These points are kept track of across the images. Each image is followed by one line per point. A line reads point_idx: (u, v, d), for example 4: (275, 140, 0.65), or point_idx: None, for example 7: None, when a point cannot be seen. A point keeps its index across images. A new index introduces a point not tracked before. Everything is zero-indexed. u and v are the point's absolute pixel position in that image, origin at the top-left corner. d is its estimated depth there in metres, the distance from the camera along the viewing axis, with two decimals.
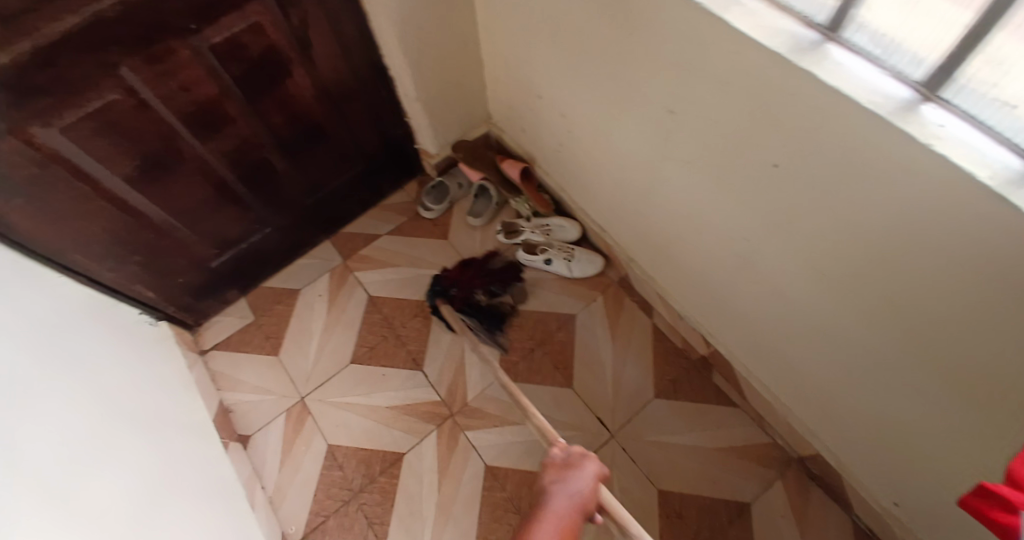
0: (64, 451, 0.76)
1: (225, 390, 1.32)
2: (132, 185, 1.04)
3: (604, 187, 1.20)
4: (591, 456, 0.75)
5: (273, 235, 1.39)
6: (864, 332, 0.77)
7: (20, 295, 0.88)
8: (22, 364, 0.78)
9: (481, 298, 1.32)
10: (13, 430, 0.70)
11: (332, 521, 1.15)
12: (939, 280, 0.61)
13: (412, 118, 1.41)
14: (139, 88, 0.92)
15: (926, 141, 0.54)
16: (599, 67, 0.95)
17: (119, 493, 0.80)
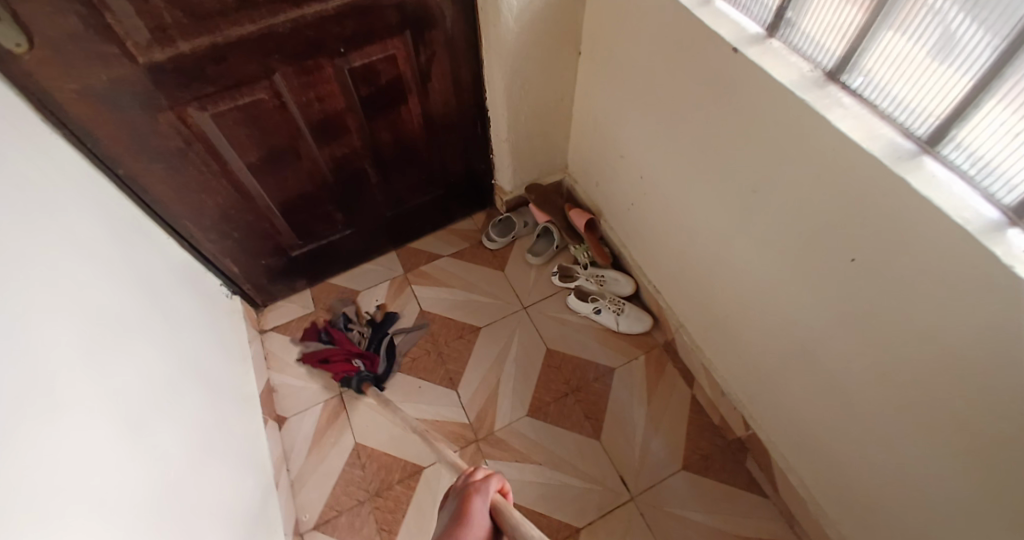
0: (146, 390, 0.85)
1: (274, 370, 1.41)
2: (252, 172, 1.15)
3: (669, 252, 1.22)
4: (478, 489, 0.67)
5: (351, 237, 1.49)
6: (918, 445, 0.73)
7: (136, 252, 1.00)
8: (124, 305, 0.89)
9: (361, 334, 1.45)
10: (111, 362, 0.79)
11: (344, 518, 1.19)
12: (1009, 406, 0.59)
13: (497, 156, 1.50)
14: (283, 91, 1.04)
15: (1009, 262, 0.53)
16: (690, 140, 0.97)
17: (180, 440, 0.88)
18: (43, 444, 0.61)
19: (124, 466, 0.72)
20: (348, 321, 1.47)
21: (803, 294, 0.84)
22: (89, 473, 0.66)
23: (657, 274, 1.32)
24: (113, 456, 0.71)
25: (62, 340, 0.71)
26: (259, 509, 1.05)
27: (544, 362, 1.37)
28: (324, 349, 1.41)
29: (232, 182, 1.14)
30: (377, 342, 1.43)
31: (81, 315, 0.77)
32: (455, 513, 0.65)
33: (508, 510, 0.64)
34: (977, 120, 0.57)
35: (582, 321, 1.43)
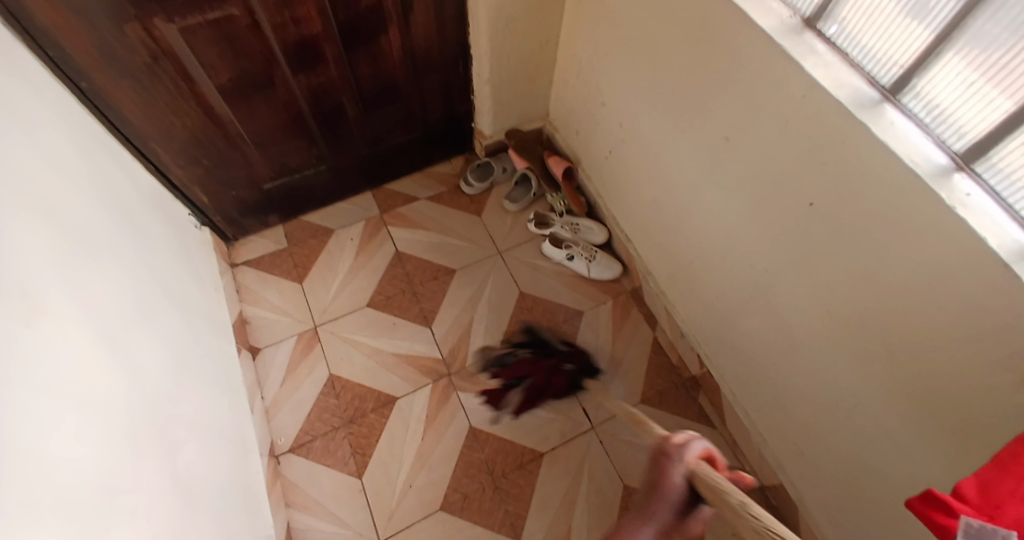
0: (120, 302, 0.86)
1: (246, 303, 1.42)
2: (223, 95, 1.13)
3: (642, 200, 1.25)
4: (676, 454, 0.56)
5: (326, 173, 1.47)
6: (854, 373, 0.80)
7: (104, 165, 0.99)
8: (94, 219, 0.88)
9: (523, 351, 1.32)
10: (83, 272, 0.79)
11: (318, 443, 1.23)
12: (934, 336, 0.65)
13: (479, 99, 1.48)
14: (258, 10, 1.00)
15: (951, 204, 0.57)
16: (669, 87, 0.99)
17: (156, 354, 0.90)
18: (23, 338, 0.62)
19: (99, 370, 0.74)
20: (509, 354, 1.32)
21: (764, 240, 0.89)
22: (70, 374, 0.68)
23: (630, 222, 1.35)
24: (89, 359, 0.73)
25: (38, 246, 0.71)
26: (234, 430, 1.08)
27: (517, 304, 1.41)
28: (529, 386, 1.26)
29: (202, 106, 1.12)
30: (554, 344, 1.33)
31: (52, 223, 0.77)
32: (653, 484, 0.56)
33: (705, 472, 0.53)
34: (937, 70, 0.60)
35: (555, 266, 1.47)
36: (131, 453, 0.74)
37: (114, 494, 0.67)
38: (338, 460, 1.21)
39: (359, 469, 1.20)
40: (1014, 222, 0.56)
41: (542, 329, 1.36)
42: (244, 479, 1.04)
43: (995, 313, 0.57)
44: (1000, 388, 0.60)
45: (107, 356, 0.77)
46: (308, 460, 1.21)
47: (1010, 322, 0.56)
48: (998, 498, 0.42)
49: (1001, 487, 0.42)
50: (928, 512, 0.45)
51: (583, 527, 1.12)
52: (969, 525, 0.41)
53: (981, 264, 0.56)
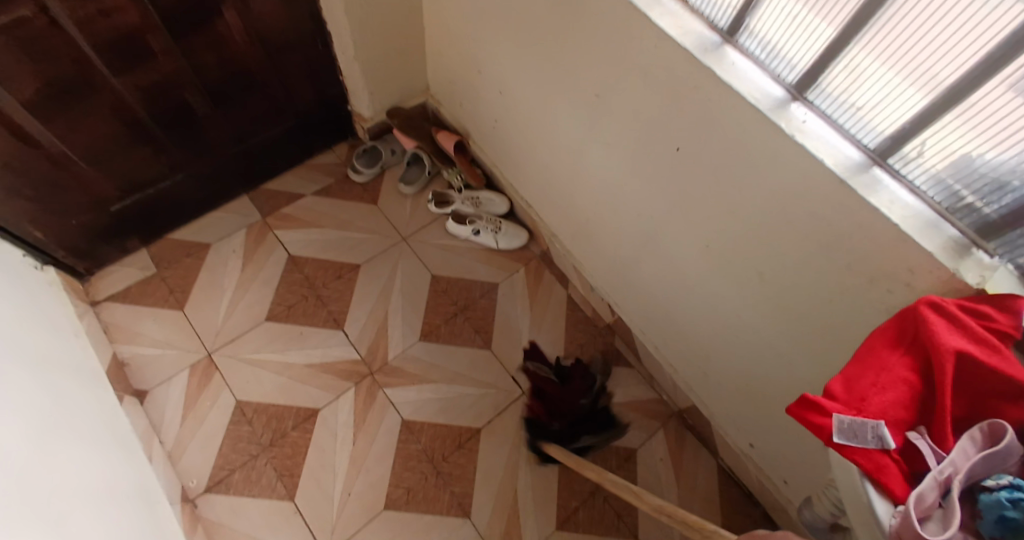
0: None
1: (119, 342, 1.26)
2: (32, 112, 0.97)
3: (532, 163, 1.25)
4: None
5: (186, 182, 1.33)
6: (735, 295, 0.85)
7: None
8: None
9: (586, 404, 1.19)
10: None
11: (237, 475, 1.14)
12: (796, 246, 0.69)
13: (348, 79, 1.39)
14: (53, 6, 0.87)
15: (790, 132, 0.61)
16: (535, 47, 0.98)
17: (16, 431, 0.75)
18: None
19: None
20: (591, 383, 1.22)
21: (647, 190, 0.91)
22: None
23: (526, 187, 1.35)
24: None
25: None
26: (133, 483, 0.97)
27: (430, 289, 1.37)
28: (550, 387, 1.22)
29: (7, 125, 0.96)
30: (597, 422, 1.19)
31: None
32: None
33: None
34: (764, 9, 0.63)
35: (461, 244, 1.44)
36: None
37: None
38: (264, 488, 1.13)
39: (290, 492, 1.13)
40: (848, 141, 0.61)
41: (615, 417, 1.21)
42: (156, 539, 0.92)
43: (834, 216, 0.61)
44: (850, 284, 0.64)
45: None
46: (230, 495, 1.12)
47: (847, 228, 0.60)
48: (863, 392, 0.45)
49: (862, 381, 0.46)
50: (807, 415, 0.46)
51: (528, 492, 1.14)
52: (841, 421, 0.43)
53: (825, 180, 0.60)
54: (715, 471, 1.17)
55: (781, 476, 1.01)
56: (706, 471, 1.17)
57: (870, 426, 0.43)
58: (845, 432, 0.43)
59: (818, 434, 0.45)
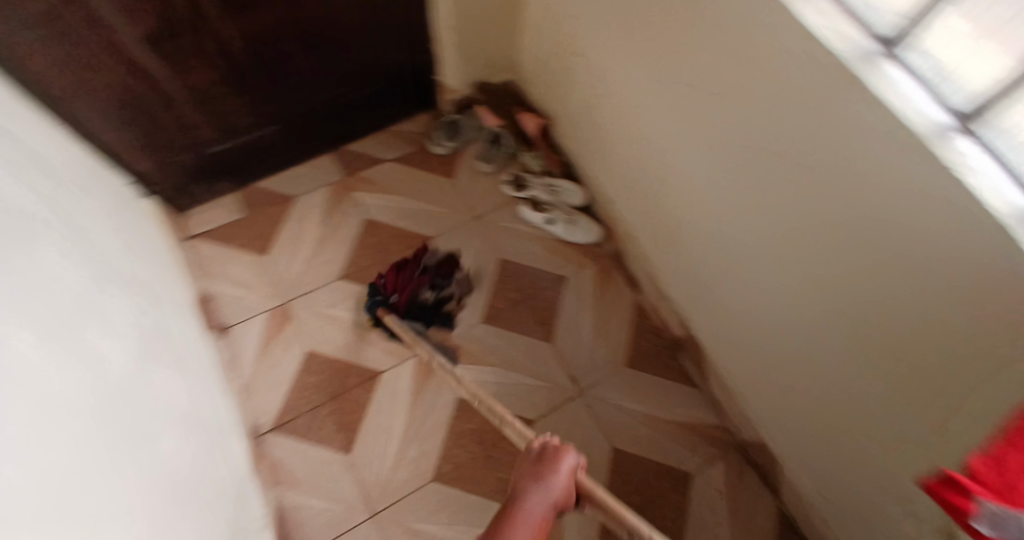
0: (71, 294, 0.76)
1: (206, 278, 1.34)
2: (147, 48, 1.04)
3: (621, 158, 1.22)
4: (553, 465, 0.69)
5: (278, 133, 1.39)
6: (834, 333, 0.81)
7: (29, 139, 0.89)
8: (27, 204, 0.77)
9: (430, 296, 1.30)
10: (31, 265, 0.70)
11: (302, 420, 1.20)
12: (920, 303, 0.64)
13: (442, 48, 1.40)
14: None
15: (955, 169, 0.54)
16: (647, 39, 0.95)
17: (114, 343, 0.82)
18: None
19: (65, 369, 0.66)
20: (444, 283, 1.33)
21: (752, 207, 0.87)
22: (39, 380, 0.60)
23: (609, 180, 1.32)
24: (54, 359, 0.65)
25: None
26: (209, 408, 1.04)
27: (498, 271, 1.38)
28: (412, 265, 1.31)
29: (125, 61, 1.03)
30: (425, 319, 1.27)
31: None
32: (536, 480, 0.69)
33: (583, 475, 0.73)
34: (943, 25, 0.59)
35: (534, 230, 1.44)
36: (114, 448, 0.68)
37: (103, 491, 0.62)
38: (323, 438, 1.18)
39: (346, 445, 1.18)
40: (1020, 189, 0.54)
41: (443, 329, 1.30)
42: (226, 475, 0.98)
43: (979, 278, 0.56)
44: (983, 356, 0.59)
45: (74, 343, 0.71)
46: (293, 439, 1.18)
47: (992, 291, 0.55)
48: (1011, 480, 0.45)
49: (1011, 464, 0.45)
50: (949, 493, 0.50)
51: None
52: (983, 509, 0.46)
53: (976, 232, 0.54)
54: (774, 514, 1.13)
55: (852, 526, 0.96)
56: (763, 508, 1.13)
57: (1013, 519, 0.44)
58: (988, 521, 0.46)
59: (958, 513, 0.48)
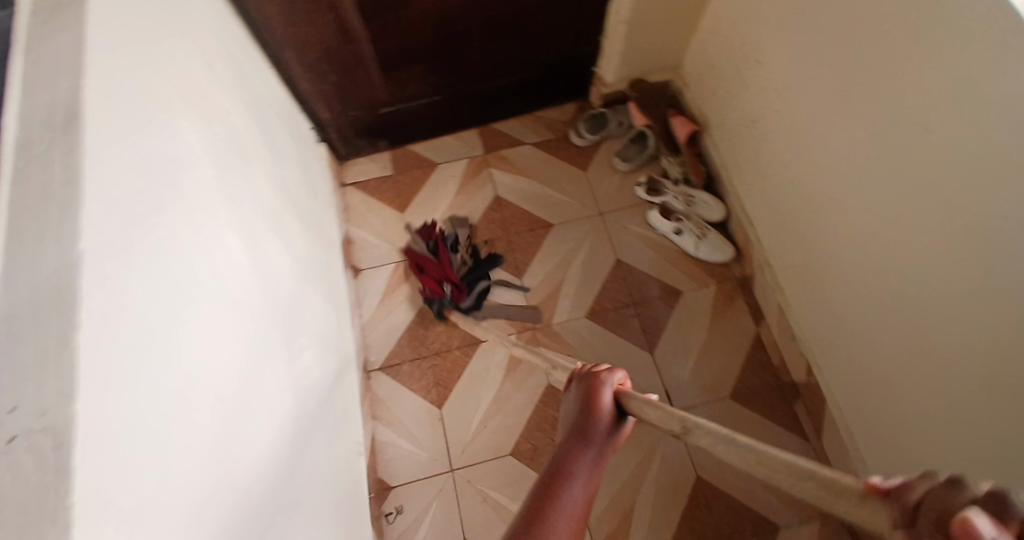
0: (259, 215, 0.89)
1: (352, 223, 1.48)
2: (355, 13, 1.16)
3: (776, 184, 1.15)
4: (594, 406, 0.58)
5: (439, 104, 1.49)
6: (1007, 424, 0.71)
7: (251, 80, 1.04)
8: (242, 132, 0.91)
9: (463, 259, 1.39)
10: (238, 184, 0.83)
11: (405, 367, 1.30)
12: None
13: (608, 42, 1.40)
14: None
15: None
16: (840, 62, 0.88)
17: (281, 264, 0.94)
18: (199, 244, 0.64)
19: (247, 276, 0.77)
20: (457, 241, 1.42)
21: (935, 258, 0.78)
22: (231, 280, 0.71)
23: (754, 202, 1.25)
24: (242, 266, 0.77)
25: (214, 123, 0.79)
26: (337, 337, 1.17)
27: (613, 271, 1.37)
28: (426, 259, 1.38)
29: (339, 21, 1.16)
30: (476, 279, 1.36)
31: (213, 126, 0.78)
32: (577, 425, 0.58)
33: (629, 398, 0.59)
34: None
35: (659, 237, 1.40)
36: (275, 340, 0.82)
37: (264, 369, 0.75)
38: (421, 388, 1.27)
39: (439, 399, 1.25)
40: None
41: (494, 271, 1.39)
42: (343, 400, 1.10)
43: None
44: None
45: (263, 247, 0.87)
46: (395, 381, 1.28)
47: None
48: None
49: None
50: None
51: (647, 508, 1.12)
52: None
53: None
54: None
55: None
56: None
57: None
58: None
59: None
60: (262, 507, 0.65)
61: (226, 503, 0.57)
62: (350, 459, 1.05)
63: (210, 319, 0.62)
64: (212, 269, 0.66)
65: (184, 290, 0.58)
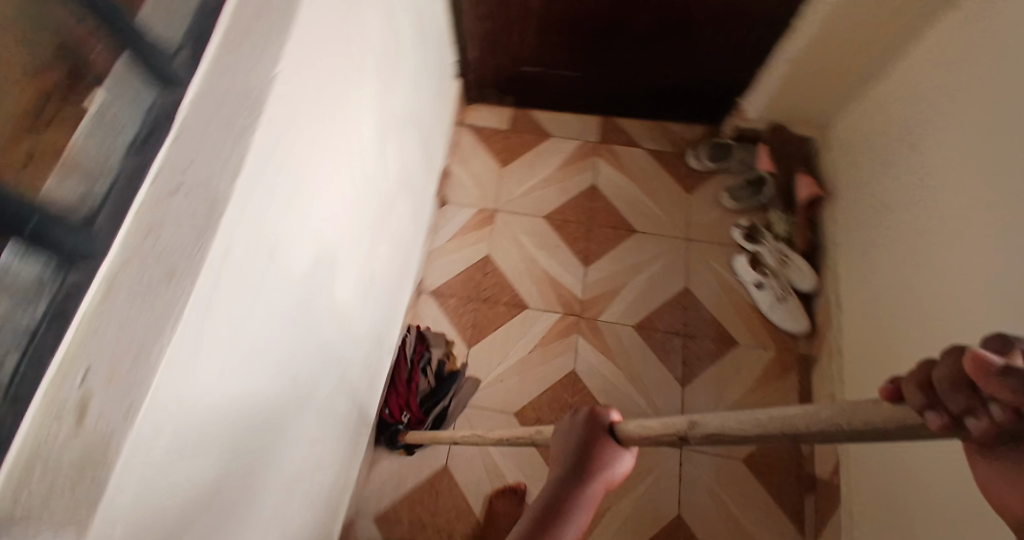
0: (393, 111, 0.96)
1: (454, 159, 1.54)
2: None
3: (880, 276, 1.10)
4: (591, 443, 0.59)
5: (575, 81, 1.49)
6: None
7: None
8: (406, 36, 0.96)
9: (427, 385, 1.21)
10: (389, 77, 0.89)
11: (452, 302, 1.36)
12: None
13: (767, 79, 1.37)
14: None
15: None
16: (998, 188, 0.82)
17: (393, 161, 1.01)
18: (351, 112, 0.71)
19: (369, 159, 0.84)
20: (428, 360, 1.24)
21: None
22: (359, 156, 0.78)
23: (851, 285, 1.20)
24: (369, 147, 0.83)
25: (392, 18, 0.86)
26: (411, 248, 1.24)
27: (676, 296, 1.37)
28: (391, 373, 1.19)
29: None
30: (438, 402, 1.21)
31: (390, 20, 0.85)
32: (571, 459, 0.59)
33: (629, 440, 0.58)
34: None
35: (737, 284, 1.37)
36: (367, 219, 0.89)
37: (352, 244, 0.83)
38: (459, 326, 1.34)
39: (472, 339, 1.32)
40: None
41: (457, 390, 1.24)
42: (395, 304, 1.18)
43: None
44: None
45: (387, 136, 0.93)
46: (439, 311, 1.35)
47: None
48: None
49: None
50: None
51: (616, 520, 1.12)
52: None
53: None
54: None
55: None
56: None
57: None
58: None
59: None
60: (316, 349, 0.74)
61: (295, 328, 0.65)
62: (387, 353, 1.15)
63: (335, 180, 0.70)
64: (351, 132, 0.73)
65: (329, 145, 0.65)
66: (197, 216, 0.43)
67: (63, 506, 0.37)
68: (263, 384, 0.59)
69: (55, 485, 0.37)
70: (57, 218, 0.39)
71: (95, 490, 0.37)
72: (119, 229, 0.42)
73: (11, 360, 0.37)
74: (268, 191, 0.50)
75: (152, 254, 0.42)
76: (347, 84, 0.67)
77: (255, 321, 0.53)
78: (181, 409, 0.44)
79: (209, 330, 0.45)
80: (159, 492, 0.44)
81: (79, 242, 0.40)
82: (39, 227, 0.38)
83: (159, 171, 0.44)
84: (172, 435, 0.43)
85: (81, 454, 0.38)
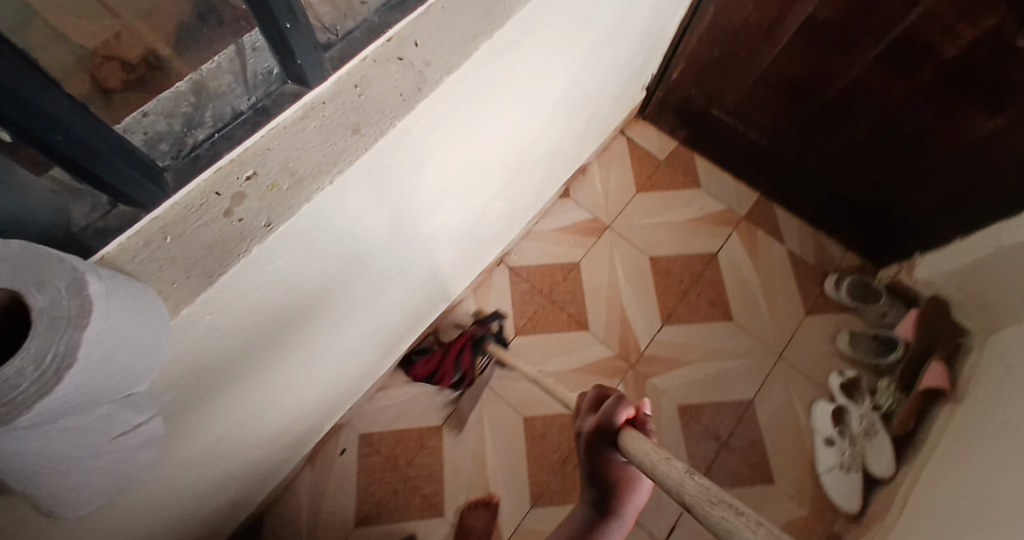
0: (580, 92, 0.95)
1: (597, 160, 1.49)
2: (791, 26, 1.08)
3: (947, 503, 0.95)
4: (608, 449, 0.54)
5: (756, 149, 1.40)
6: None
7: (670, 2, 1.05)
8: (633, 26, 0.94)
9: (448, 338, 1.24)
10: (596, 59, 0.88)
11: (524, 286, 1.34)
12: None
13: (956, 250, 1.21)
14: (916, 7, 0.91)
15: None
16: None
17: (553, 136, 1.00)
18: (549, 74, 0.72)
19: (538, 121, 0.84)
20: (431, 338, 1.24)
21: None
22: (532, 115, 0.79)
23: (920, 500, 1.04)
24: (545, 111, 0.84)
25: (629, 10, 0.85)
26: (517, 219, 1.22)
27: (735, 403, 1.27)
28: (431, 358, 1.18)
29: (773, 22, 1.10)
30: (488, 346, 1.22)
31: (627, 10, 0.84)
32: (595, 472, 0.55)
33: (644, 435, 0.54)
34: None
35: (807, 428, 1.26)
36: (506, 172, 0.89)
37: (481, 188, 0.83)
38: (519, 310, 1.31)
39: (523, 328, 1.30)
40: None
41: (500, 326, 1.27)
42: (477, 259, 1.18)
43: None
44: None
45: (560, 112, 0.93)
46: (507, 287, 1.33)
47: None
48: None
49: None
50: None
51: None
52: None
53: None
54: None
55: None
56: None
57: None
58: None
59: None
60: (405, 259, 0.75)
61: (403, 230, 0.66)
62: (443, 300, 1.16)
63: (505, 125, 0.71)
64: (540, 90, 0.73)
65: (519, 90, 0.66)
66: (403, 93, 0.46)
67: (169, 283, 0.38)
68: (353, 263, 0.59)
69: (173, 258, 0.39)
70: (304, 33, 0.41)
71: (206, 278, 0.39)
72: (342, 68, 0.46)
73: (202, 133, 0.42)
74: (458, 101, 0.52)
75: (353, 106, 0.45)
76: (559, 51, 0.68)
77: (380, 207, 0.55)
78: (292, 249, 0.45)
79: (352, 190, 0.47)
80: (238, 310, 0.44)
81: (306, 64, 0.42)
82: (288, 33, 0.39)
83: (391, 39, 0.48)
84: (277, 269, 0.45)
85: (213, 240, 0.40)
